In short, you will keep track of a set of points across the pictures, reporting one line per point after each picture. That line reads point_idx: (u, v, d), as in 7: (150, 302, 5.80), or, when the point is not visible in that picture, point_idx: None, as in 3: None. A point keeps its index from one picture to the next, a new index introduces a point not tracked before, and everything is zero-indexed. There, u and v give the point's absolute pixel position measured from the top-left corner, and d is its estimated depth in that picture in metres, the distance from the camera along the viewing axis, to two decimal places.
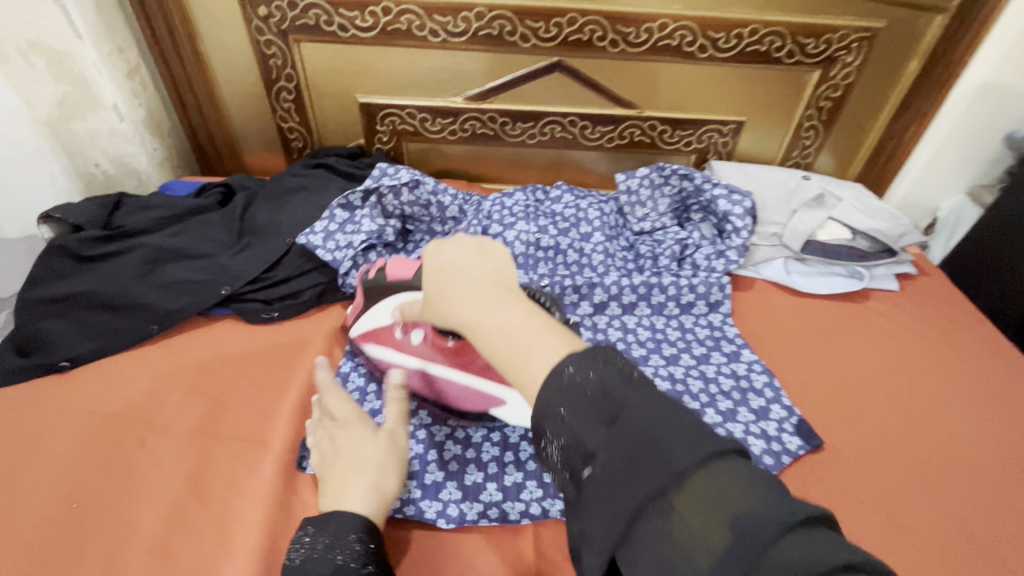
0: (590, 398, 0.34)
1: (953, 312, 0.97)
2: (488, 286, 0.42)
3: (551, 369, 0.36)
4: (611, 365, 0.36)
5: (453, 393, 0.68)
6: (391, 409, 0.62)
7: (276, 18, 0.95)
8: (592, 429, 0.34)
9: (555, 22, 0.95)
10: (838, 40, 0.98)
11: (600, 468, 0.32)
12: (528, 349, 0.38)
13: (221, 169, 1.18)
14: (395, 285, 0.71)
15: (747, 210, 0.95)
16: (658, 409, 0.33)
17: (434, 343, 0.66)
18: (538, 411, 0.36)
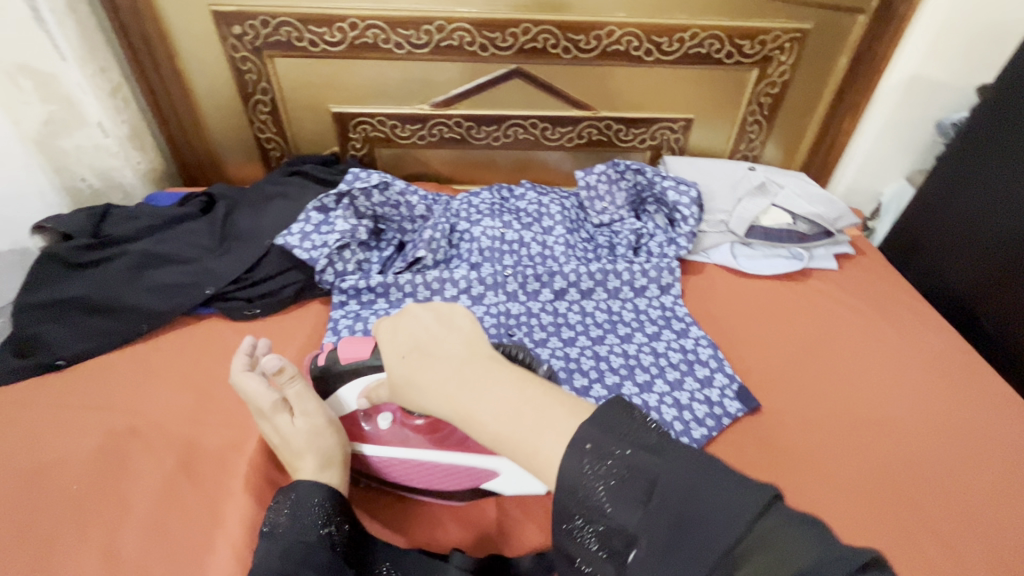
0: (624, 478, 0.39)
1: (886, 287, 1.05)
2: (462, 369, 0.46)
3: (563, 453, 0.40)
4: (632, 443, 0.40)
5: (441, 473, 0.66)
6: (302, 400, 0.62)
7: (250, 36, 1.02)
8: (631, 509, 0.38)
9: (510, 31, 1.03)
10: (771, 41, 1.06)
11: (646, 547, 0.37)
12: (531, 429, 0.42)
13: (202, 179, 1.24)
14: (352, 368, 0.64)
15: (694, 199, 1.03)
16: (690, 482, 0.38)
17: (407, 424, 0.68)
18: (568, 495, 0.40)
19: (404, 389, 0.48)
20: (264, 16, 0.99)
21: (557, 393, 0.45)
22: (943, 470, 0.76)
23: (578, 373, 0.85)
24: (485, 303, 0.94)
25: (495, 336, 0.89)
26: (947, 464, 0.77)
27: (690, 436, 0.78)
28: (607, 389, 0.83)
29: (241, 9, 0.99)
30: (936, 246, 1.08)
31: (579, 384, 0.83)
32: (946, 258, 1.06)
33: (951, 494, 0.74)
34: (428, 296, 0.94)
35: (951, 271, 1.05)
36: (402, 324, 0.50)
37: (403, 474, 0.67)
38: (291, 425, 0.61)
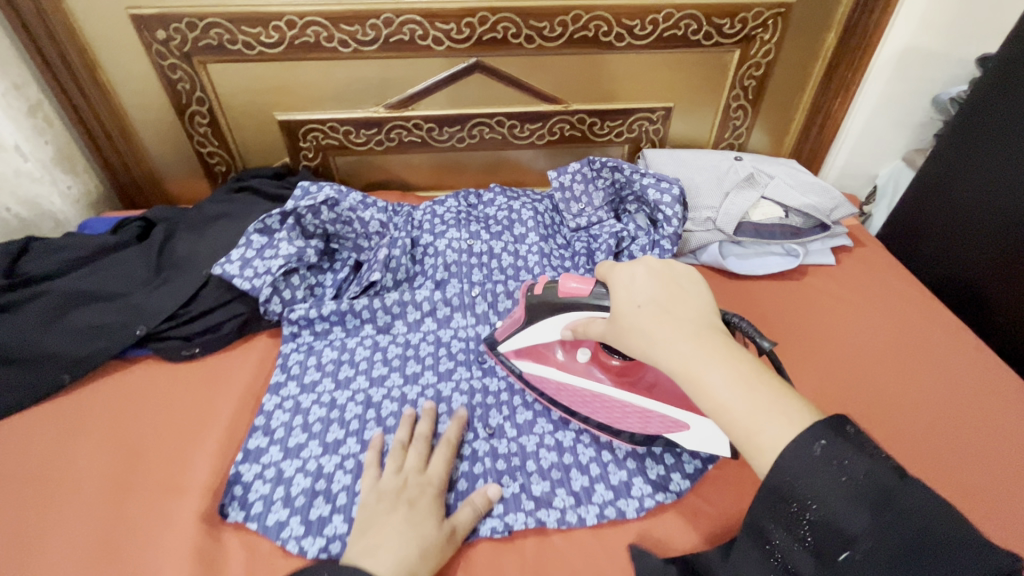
0: (858, 488, 0.38)
1: (888, 280, 0.97)
2: (695, 330, 0.47)
3: (794, 442, 0.40)
4: (870, 456, 0.39)
5: (625, 414, 0.68)
6: (467, 509, 0.61)
7: (177, 41, 0.92)
8: (856, 516, 0.37)
9: (466, 22, 0.93)
10: (753, 18, 0.97)
11: (866, 553, 0.37)
12: (756, 414, 0.42)
13: (143, 200, 1.14)
14: (567, 304, 0.64)
15: (677, 197, 0.93)
16: (927, 507, 0.36)
17: (600, 363, 0.70)
18: (788, 474, 0.39)
19: (630, 335, 0.51)
20: (190, 18, 0.89)
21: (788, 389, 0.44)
22: (970, 488, 0.68)
23: None
24: (453, 326, 0.85)
25: (463, 364, 0.80)
26: (972, 481, 0.69)
27: (682, 470, 0.67)
28: None
29: (163, 11, 0.89)
30: (941, 233, 0.99)
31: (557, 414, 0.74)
32: (953, 245, 0.97)
33: (983, 515, 0.65)
34: (389, 322, 0.85)
35: (960, 259, 0.96)
36: (640, 279, 0.53)
37: (591, 407, 0.69)
38: (431, 521, 0.58)
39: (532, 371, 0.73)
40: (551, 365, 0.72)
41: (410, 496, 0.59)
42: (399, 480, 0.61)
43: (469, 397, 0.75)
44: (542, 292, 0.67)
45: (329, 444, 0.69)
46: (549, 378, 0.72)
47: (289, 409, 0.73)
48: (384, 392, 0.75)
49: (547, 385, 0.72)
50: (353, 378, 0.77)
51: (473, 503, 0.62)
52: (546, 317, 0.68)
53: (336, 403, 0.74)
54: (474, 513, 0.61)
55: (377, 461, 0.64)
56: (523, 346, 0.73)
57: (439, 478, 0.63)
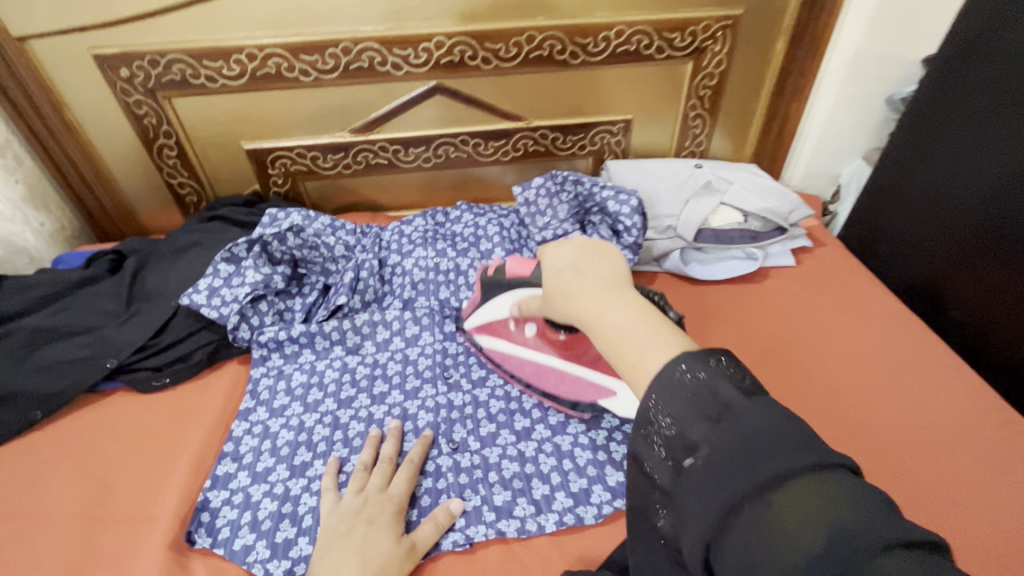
0: (697, 395, 0.36)
1: (848, 279, 0.99)
2: (604, 284, 0.47)
3: (664, 366, 0.38)
4: (727, 377, 0.37)
5: (568, 383, 0.74)
6: (426, 526, 0.62)
7: (140, 78, 0.94)
8: (696, 424, 0.36)
9: (423, 47, 0.96)
10: (702, 31, 1.00)
11: (701, 458, 0.34)
12: (642, 343, 0.40)
13: (118, 232, 1.15)
14: (515, 283, 0.73)
15: (636, 208, 0.94)
16: (770, 416, 0.34)
17: (546, 336, 0.74)
18: (649, 393, 0.38)
19: (555, 298, 0.51)
20: (152, 55, 0.92)
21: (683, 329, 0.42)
22: (922, 482, 0.70)
23: (519, 412, 0.78)
24: (420, 344, 0.86)
25: (429, 381, 0.81)
26: (926, 475, 0.70)
27: None
28: (551, 429, 0.75)
29: (125, 50, 0.91)
30: (896, 230, 1.01)
31: (519, 425, 0.76)
32: (905, 241, 0.99)
33: (937, 509, 0.67)
34: (358, 342, 0.86)
35: (915, 256, 0.98)
36: (566, 252, 0.53)
37: (538, 374, 0.77)
38: (387, 536, 0.59)
39: (491, 344, 0.81)
40: (505, 337, 0.79)
41: (369, 515, 0.61)
42: (360, 499, 0.63)
43: (435, 414, 0.77)
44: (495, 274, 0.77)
45: (296, 467, 0.71)
46: (506, 349, 0.79)
47: (257, 435, 0.75)
48: (352, 413, 0.77)
49: (505, 356, 0.80)
50: (322, 401, 0.79)
51: (436, 518, 0.63)
52: (498, 294, 0.76)
53: (304, 426, 0.76)
54: (435, 528, 0.63)
55: (334, 484, 0.66)
56: (482, 324, 0.81)
57: (401, 494, 0.64)
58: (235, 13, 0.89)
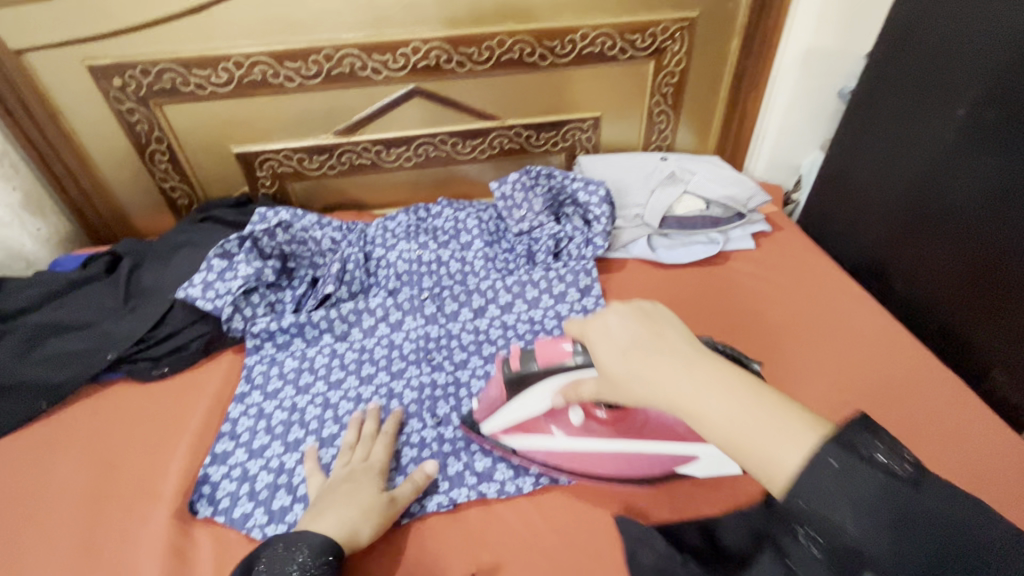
0: (866, 494, 0.37)
1: (805, 260, 1.06)
2: (689, 362, 0.47)
3: (805, 461, 0.40)
4: (884, 467, 0.38)
5: (639, 462, 0.70)
6: (406, 485, 0.68)
7: (132, 87, 0.99)
8: (874, 533, 0.37)
9: (400, 53, 1.02)
10: (661, 32, 1.08)
11: (884, 567, 0.37)
12: (770, 438, 0.42)
13: (111, 236, 1.19)
14: (550, 370, 0.66)
15: (604, 198, 1.03)
16: (949, 518, 0.36)
17: (594, 419, 0.70)
18: (805, 497, 0.39)
19: (619, 382, 0.49)
20: (144, 65, 0.97)
21: (795, 403, 0.44)
22: None
23: None
24: (404, 329, 0.92)
25: (413, 363, 0.87)
26: None
27: None
28: None
29: (117, 60, 0.96)
30: (845, 213, 1.08)
31: None
32: (853, 223, 1.07)
33: None
34: (346, 329, 0.92)
35: (863, 235, 1.05)
36: (617, 326, 0.51)
37: (595, 464, 0.71)
38: (372, 489, 0.66)
39: (524, 443, 0.72)
40: (547, 436, 0.71)
41: (351, 477, 0.67)
42: (346, 470, 0.69)
43: (419, 391, 0.83)
44: (518, 367, 0.67)
45: (290, 442, 0.76)
46: (555, 451, 0.71)
47: (253, 415, 0.80)
48: (342, 394, 0.83)
49: (555, 459, 0.71)
50: (313, 384, 0.84)
51: (415, 479, 0.68)
52: (525, 389, 0.69)
53: (297, 407, 0.81)
54: (415, 488, 0.68)
55: (318, 468, 0.71)
56: (516, 426, 0.71)
57: (382, 458, 0.71)
58: (223, 24, 0.95)
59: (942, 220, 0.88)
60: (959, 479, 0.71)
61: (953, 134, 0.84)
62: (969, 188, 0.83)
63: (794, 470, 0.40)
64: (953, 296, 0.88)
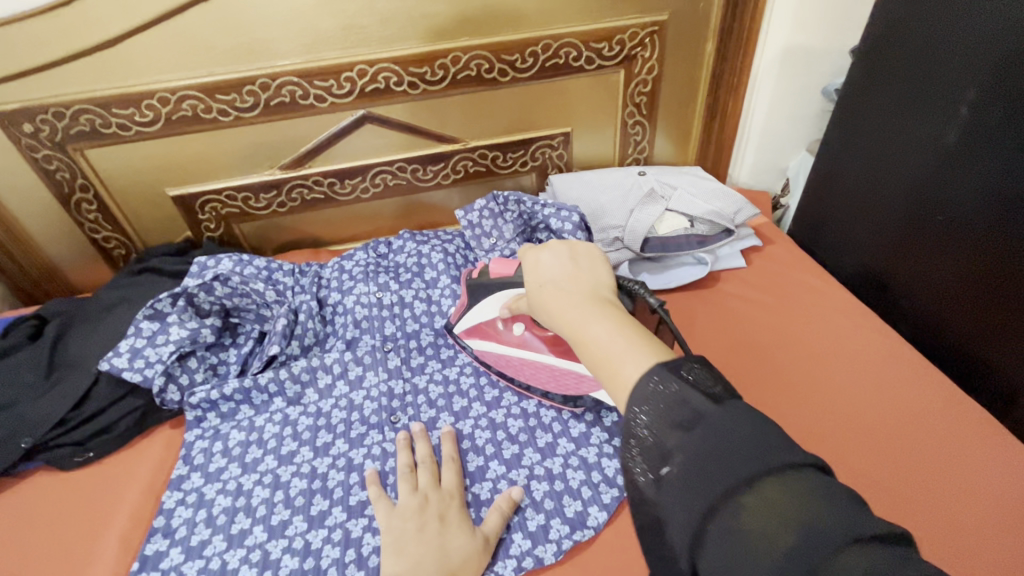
0: (669, 403, 0.36)
1: (799, 277, 0.98)
2: (583, 296, 0.48)
3: (640, 377, 0.39)
4: (698, 386, 0.37)
5: (564, 381, 0.74)
6: (493, 516, 0.64)
7: (46, 132, 0.89)
8: (671, 432, 0.36)
9: (345, 77, 0.93)
10: (629, 39, 0.99)
11: (678, 468, 0.34)
12: (620, 356, 0.41)
13: (43, 296, 1.08)
14: (499, 283, 0.75)
15: (578, 223, 0.93)
16: (742, 420, 0.34)
17: (536, 333, 0.75)
18: (630, 403, 0.38)
19: (533, 306, 0.52)
20: (56, 107, 0.87)
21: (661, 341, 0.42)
22: (890, 482, 0.68)
23: (471, 449, 0.74)
24: (365, 386, 0.82)
25: (375, 427, 0.77)
26: (891, 474, 0.68)
27: (600, 502, 0.68)
28: (505, 464, 0.72)
29: (27, 104, 0.86)
30: (839, 222, 1.00)
31: (472, 464, 0.72)
32: (847, 230, 0.98)
33: (906, 506, 0.65)
34: (299, 391, 0.81)
35: (858, 248, 0.97)
36: (545, 260, 0.53)
37: (531, 373, 0.76)
38: (461, 532, 0.62)
39: (478, 345, 0.80)
40: (493, 339, 0.78)
41: (436, 513, 0.63)
42: (418, 497, 0.65)
43: (381, 461, 0.73)
44: (478, 276, 0.78)
45: (234, 536, 0.66)
46: (496, 351, 0.78)
47: (191, 504, 0.70)
48: (294, 469, 0.73)
49: (495, 359, 0.79)
50: (261, 460, 0.74)
51: (500, 506, 0.65)
52: (483, 295, 0.77)
53: (242, 489, 0.71)
54: (501, 516, 0.64)
55: (382, 493, 0.67)
56: (469, 326, 0.79)
57: (457, 488, 0.67)
58: (143, 58, 0.86)
59: (943, 231, 0.80)
60: (991, 526, 0.62)
61: (953, 138, 0.76)
62: (970, 198, 0.75)
63: (633, 383, 0.39)
64: (960, 315, 0.80)
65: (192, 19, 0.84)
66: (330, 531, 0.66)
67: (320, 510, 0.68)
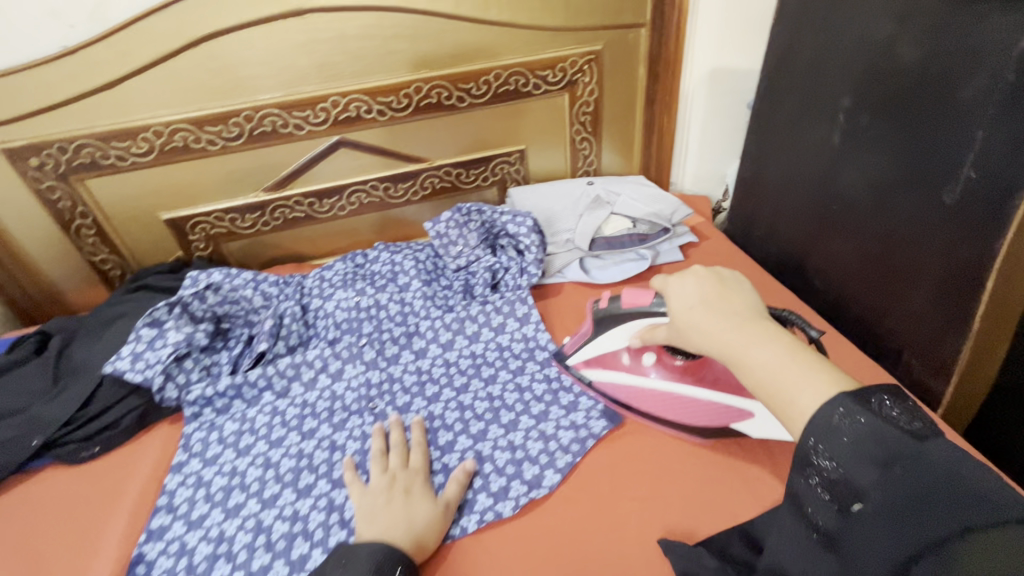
0: (861, 438, 0.40)
1: (731, 266, 1.10)
2: (744, 321, 0.53)
3: (817, 407, 0.43)
4: (890, 420, 0.40)
5: (700, 410, 0.77)
6: (450, 487, 0.73)
7: (51, 164, 0.99)
8: (863, 470, 0.39)
9: (321, 107, 1.05)
10: (570, 67, 1.14)
11: (876, 505, 0.39)
12: (791, 383, 0.46)
13: (42, 317, 1.15)
14: (630, 313, 0.82)
15: (532, 227, 1.06)
16: (948, 467, 0.37)
17: (668, 363, 0.79)
18: (810, 433, 0.42)
19: (686, 331, 0.58)
20: (61, 142, 0.97)
21: (832, 365, 0.47)
22: None
23: (441, 427, 0.83)
24: (345, 378, 0.91)
25: (356, 412, 0.86)
26: None
27: (555, 466, 0.77)
28: (472, 438, 0.81)
29: (34, 140, 0.96)
30: (762, 219, 1.12)
31: (442, 439, 0.82)
32: (769, 223, 1.10)
33: None
34: (286, 385, 0.91)
35: (782, 238, 1.07)
36: (689, 286, 0.60)
37: (663, 404, 0.79)
38: (425, 500, 0.71)
39: (601, 377, 0.84)
40: (620, 370, 0.83)
41: (401, 487, 0.72)
42: (386, 477, 0.74)
43: (361, 441, 0.82)
44: (606, 306, 0.85)
45: (230, 508, 0.75)
46: (624, 383, 0.82)
47: (192, 484, 0.78)
48: (283, 451, 0.82)
49: (619, 389, 0.83)
50: (253, 444, 0.83)
51: (458, 479, 0.74)
52: (613, 325, 0.84)
53: (237, 470, 0.80)
54: (459, 486, 0.74)
55: (356, 476, 0.75)
56: (593, 356, 0.85)
57: (422, 464, 0.76)
58: (140, 96, 0.97)
59: (843, 216, 0.90)
60: None
61: (838, 137, 0.88)
62: (859, 186, 0.86)
63: (809, 410, 0.44)
64: (863, 288, 0.90)
65: (184, 61, 0.96)
66: (316, 500, 0.75)
67: (307, 483, 0.77)
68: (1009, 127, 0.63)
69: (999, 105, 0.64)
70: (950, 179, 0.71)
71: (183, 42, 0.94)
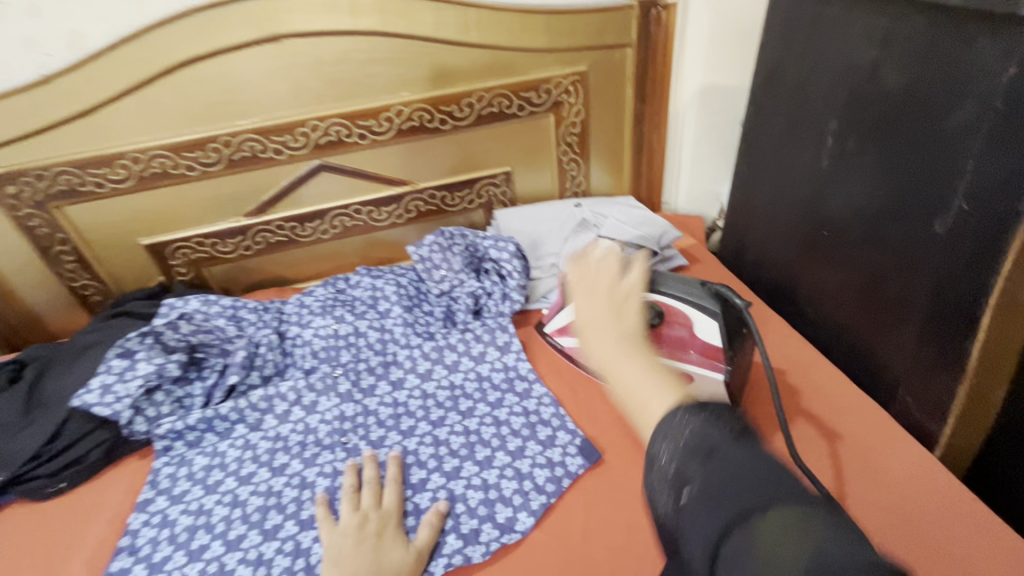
0: (691, 437, 0.38)
1: None
2: (624, 338, 0.50)
3: (666, 417, 0.41)
4: (720, 422, 0.39)
5: None
6: (423, 532, 0.70)
7: (28, 192, 0.98)
8: (689, 464, 0.37)
9: (300, 132, 1.03)
10: (554, 87, 1.12)
11: (697, 493, 0.36)
12: (648, 395, 0.43)
13: (23, 342, 1.14)
14: None
15: (514, 252, 1.03)
16: (759, 464, 0.36)
17: None
18: (655, 436, 0.40)
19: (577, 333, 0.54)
20: (37, 170, 0.96)
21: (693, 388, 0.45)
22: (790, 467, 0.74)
23: (415, 464, 0.81)
24: (319, 411, 0.89)
25: (328, 448, 0.84)
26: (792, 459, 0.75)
27: (528, 508, 0.73)
28: (445, 475, 0.78)
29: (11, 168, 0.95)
30: (753, 242, 1.08)
31: (416, 477, 0.79)
32: (762, 247, 1.05)
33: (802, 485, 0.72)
34: (259, 418, 0.89)
35: (772, 262, 1.03)
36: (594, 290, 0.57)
37: None
38: (397, 546, 0.68)
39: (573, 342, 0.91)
40: None
41: (374, 530, 0.69)
42: (358, 516, 0.71)
43: (332, 478, 0.80)
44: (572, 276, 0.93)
45: (194, 550, 0.72)
46: None
47: (156, 524, 0.76)
48: (252, 488, 0.79)
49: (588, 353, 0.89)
50: (222, 481, 0.80)
51: (430, 521, 0.71)
52: None
53: (204, 509, 0.77)
54: (431, 529, 0.70)
55: (328, 513, 0.72)
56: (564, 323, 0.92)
57: (395, 507, 0.73)
58: (117, 124, 0.96)
59: (833, 241, 0.86)
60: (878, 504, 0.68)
61: (826, 161, 0.84)
62: (848, 212, 0.82)
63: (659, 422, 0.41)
64: (856, 318, 0.86)
65: (161, 88, 0.95)
66: (282, 543, 0.72)
67: (274, 524, 0.74)
68: (999, 158, 0.60)
69: (989, 133, 0.60)
70: (940, 209, 0.68)
71: (159, 69, 0.93)
